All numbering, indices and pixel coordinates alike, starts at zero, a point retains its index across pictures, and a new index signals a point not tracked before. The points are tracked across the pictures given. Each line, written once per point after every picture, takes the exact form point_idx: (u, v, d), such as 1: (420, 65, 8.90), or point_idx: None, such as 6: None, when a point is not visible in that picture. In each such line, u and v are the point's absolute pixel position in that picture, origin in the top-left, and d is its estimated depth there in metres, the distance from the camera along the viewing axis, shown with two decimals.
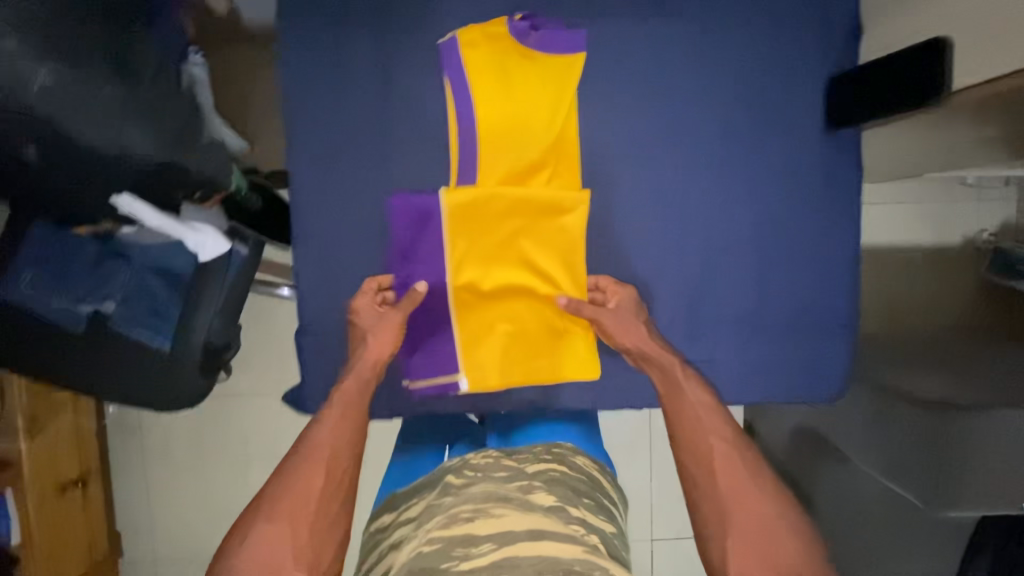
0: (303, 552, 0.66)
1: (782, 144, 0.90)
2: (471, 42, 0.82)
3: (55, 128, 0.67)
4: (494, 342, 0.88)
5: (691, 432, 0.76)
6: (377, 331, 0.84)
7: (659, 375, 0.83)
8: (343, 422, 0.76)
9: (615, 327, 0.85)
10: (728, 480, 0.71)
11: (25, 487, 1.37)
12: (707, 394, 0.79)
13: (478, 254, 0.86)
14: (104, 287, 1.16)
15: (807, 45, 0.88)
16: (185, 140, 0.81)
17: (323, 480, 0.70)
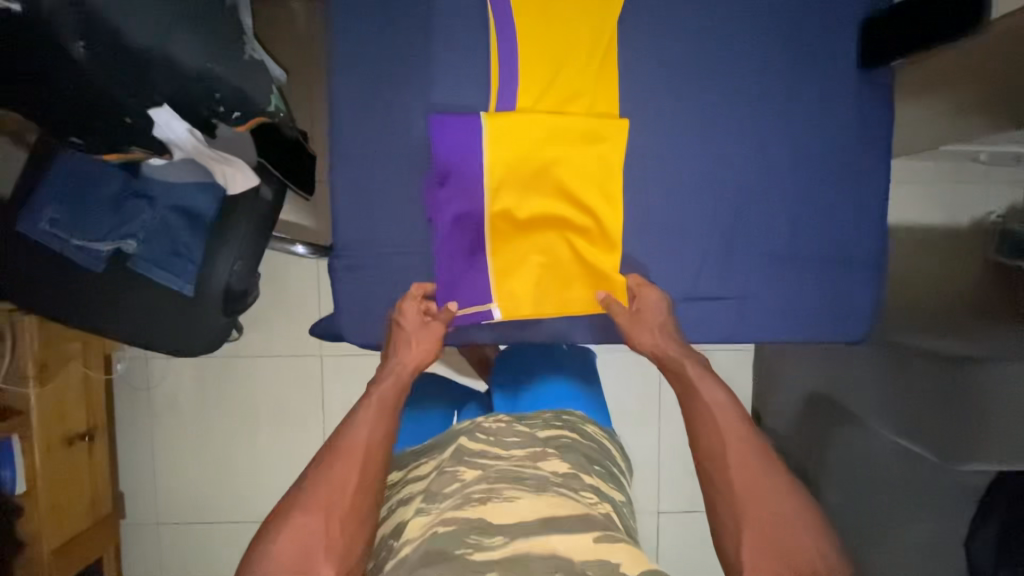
0: (333, 548, 0.69)
1: (807, 88, 0.94)
2: None
3: (104, 22, 0.67)
4: (529, 278, 0.93)
5: (709, 433, 0.78)
6: (419, 338, 0.89)
7: (676, 383, 0.85)
8: (379, 421, 0.78)
9: (633, 328, 0.90)
10: (745, 479, 0.73)
11: (32, 435, 1.36)
12: (723, 394, 0.81)
13: (515, 182, 0.89)
14: (124, 226, 1.14)
15: None
16: (228, 52, 0.81)
17: (356, 478, 0.73)
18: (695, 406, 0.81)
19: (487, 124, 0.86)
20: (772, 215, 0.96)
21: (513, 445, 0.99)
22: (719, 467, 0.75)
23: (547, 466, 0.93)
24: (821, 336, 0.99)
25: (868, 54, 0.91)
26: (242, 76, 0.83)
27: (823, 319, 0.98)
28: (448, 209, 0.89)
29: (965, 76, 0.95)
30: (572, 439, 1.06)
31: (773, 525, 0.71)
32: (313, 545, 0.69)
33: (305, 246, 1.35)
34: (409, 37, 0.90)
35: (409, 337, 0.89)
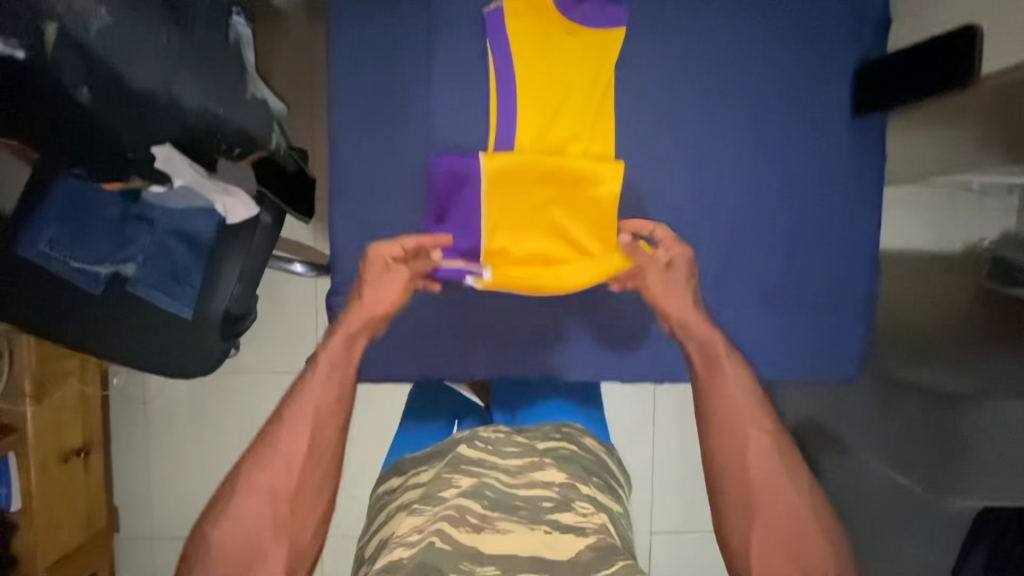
0: (280, 515, 0.81)
1: (803, 132, 0.96)
2: (516, 12, 0.88)
3: (109, 69, 0.68)
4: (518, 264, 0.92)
5: (727, 418, 0.87)
6: (384, 282, 0.90)
7: (698, 349, 0.92)
8: (332, 378, 0.87)
9: (661, 289, 0.93)
10: (762, 469, 0.84)
11: (28, 453, 1.36)
12: (747, 380, 0.88)
13: (512, 221, 0.90)
14: (123, 249, 1.15)
15: (829, 38, 0.94)
16: (232, 90, 0.82)
17: (306, 449, 0.83)
18: (715, 389, 0.89)
19: (484, 166, 0.88)
20: (765, 251, 0.98)
21: (512, 455, 1.02)
22: (734, 457, 0.85)
23: (542, 476, 0.97)
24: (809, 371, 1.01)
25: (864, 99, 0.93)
26: (243, 114, 0.83)
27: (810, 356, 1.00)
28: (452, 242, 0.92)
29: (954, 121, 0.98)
30: (572, 450, 1.10)
31: (787, 524, 0.82)
32: (259, 523, 0.80)
33: (304, 265, 1.36)
34: (408, 76, 0.92)
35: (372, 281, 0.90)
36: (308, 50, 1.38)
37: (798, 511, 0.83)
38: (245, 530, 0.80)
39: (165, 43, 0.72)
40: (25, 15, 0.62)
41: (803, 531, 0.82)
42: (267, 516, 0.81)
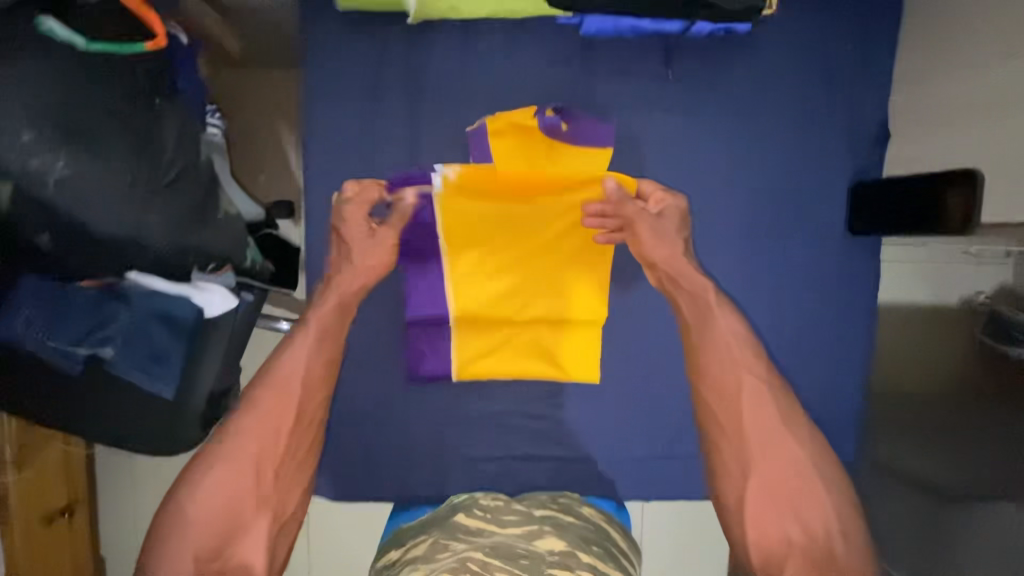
0: (265, 501, 0.82)
1: (796, 250, 0.92)
2: (499, 131, 0.82)
3: (68, 219, 0.65)
4: (485, 265, 0.84)
5: (724, 369, 0.84)
6: (363, 245, 0.84)
7: (689, 300, 0.86)
8: (316, 352, 0.85)
9: (650, 234, 0.82)
10: (758, 421, 0.82)
11: (12, 519, 1.30)
12: (741, 326, 0.85)
13: (477, 237, 0.82)
14: (98, 330, 0.95)
15: (834, 144, 0.89)
16: (203, 212, 0.78)
17: (291, 422, 0.84)
18: (708, 335, 0.86)
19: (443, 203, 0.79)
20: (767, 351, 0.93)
21: (514, 523, 0.80)
22: (729, 415, 0.84)
23: (543, 545, 0.75)
24: None
25: (854, 219, 0.89)
26: (218, 237, 0.80)
27: None
28: (420, 354, 0.90)
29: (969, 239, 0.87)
30: (572, 522, 0.83)
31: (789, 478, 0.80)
32: (243, 493, 0.81)
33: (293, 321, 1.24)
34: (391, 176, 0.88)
35: (353, 247, 0.84)
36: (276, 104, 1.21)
37: (795, 460, 0.81)
38: (223, 494, 0.80)
39: (131, 185, 0.69)
40: None
41: (805, 487, 0.81)
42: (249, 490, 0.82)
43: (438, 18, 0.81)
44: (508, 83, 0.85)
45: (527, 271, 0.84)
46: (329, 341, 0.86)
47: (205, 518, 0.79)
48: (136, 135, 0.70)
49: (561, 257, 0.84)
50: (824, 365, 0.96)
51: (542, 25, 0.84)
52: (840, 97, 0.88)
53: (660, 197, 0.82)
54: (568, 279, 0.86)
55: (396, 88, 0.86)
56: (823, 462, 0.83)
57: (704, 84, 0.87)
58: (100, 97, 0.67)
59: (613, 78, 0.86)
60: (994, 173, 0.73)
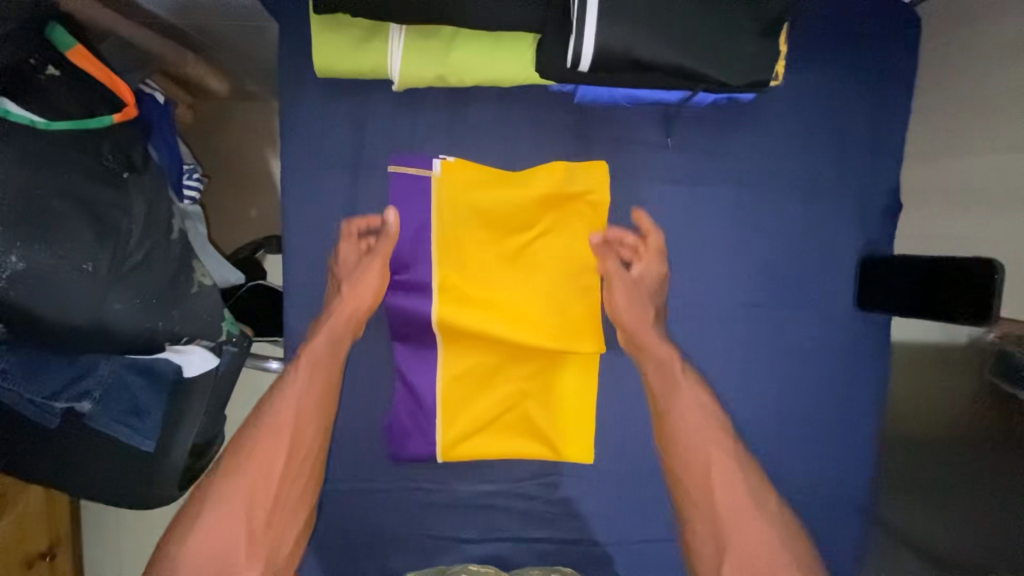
0: (256, 546, 0.73)
1: (807, 321, 0.86)
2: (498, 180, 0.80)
3: (25, 313, 0.61)
4: (486, 271, 0.82)
5: (691, 449, 0.78)
6: (354, 275, 0.80)
7: (657, 370, 0.81)
8: (309, 394, 0.78)
9: (621, 298, 0.81)
10: (726, 493, 0.75)
11: None
12: (705, 395, 0.80)
13: (472, 241, 0.81)
14: (76, 383, 0.88)
15: (844, 202, 0.84)
16: (174, 292, 0.73)
17: (283, 463, 0.76)
18: (676, 408, 0.80)
19: (438, 198, 0.79)
20: (773, 419, 0.87)
21: None
22: (701, 489, 0.77)
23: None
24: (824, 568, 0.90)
25: (863, 293, 0.84)
26: (190, 316, 0.75)
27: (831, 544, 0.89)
28: (405, 433, 0.83)
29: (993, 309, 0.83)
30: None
31: (755, 554, 0.72)
32: (233, 539, 0.71)
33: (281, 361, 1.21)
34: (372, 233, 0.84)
35: (349, 274, 0.80)
36: (265, 144, 1.17)
37: (773, 552, 0.72)
38: (212, 541, 0.71)
39: (91, 272, 0.64)
40: None
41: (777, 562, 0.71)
42: (242, 528, 0.72)
43: (425, 85, 0.78)
44: (499, 148, 0.82)
45: (508, 292, 0.82)
46: (321, 375, 0.78)
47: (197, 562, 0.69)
48: (97, 218, 0.66)
49: (560, 266, 0.82)
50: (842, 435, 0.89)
51: (536, 91, 0.81)
52: (853, 164, 0.83)
53: (640, 259, 0.82)
54: (550, 304, 0.82)
55: (382, 145, 0.82)
56: (794, 539, 0.75)
57: (706, 151, 0.82)
58: (64, 177, 0.64)
59: (610, 142, 0.82)
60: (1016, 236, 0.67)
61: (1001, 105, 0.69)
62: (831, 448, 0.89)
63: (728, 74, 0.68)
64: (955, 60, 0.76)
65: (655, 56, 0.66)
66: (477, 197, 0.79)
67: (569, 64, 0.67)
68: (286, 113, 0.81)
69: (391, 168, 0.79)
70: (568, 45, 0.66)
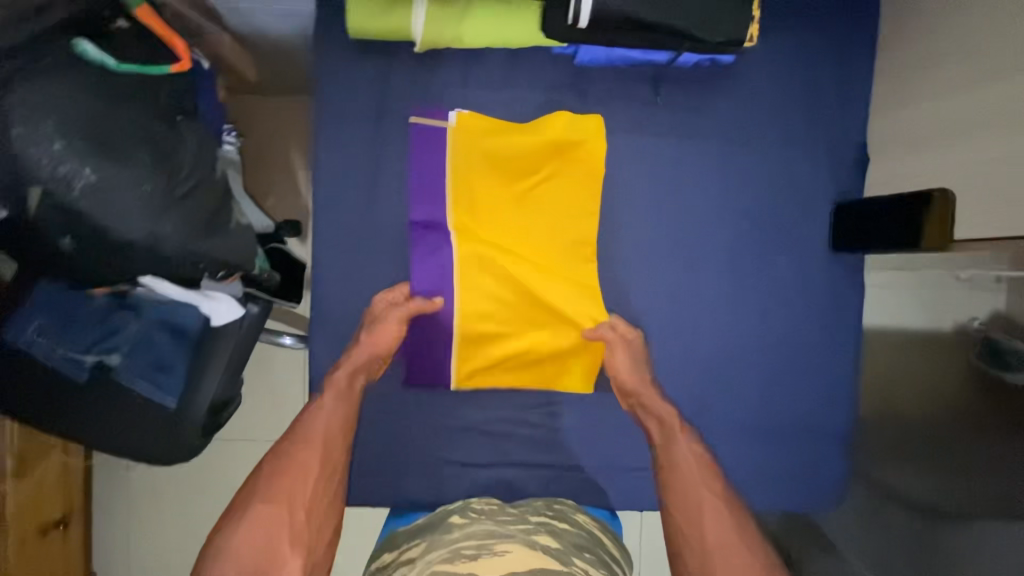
0: (300, 535, 0.77)
1: (784, 263, 0.96)
2: (507, 129, 0.90)
3: (92, 223, 0.69)
4: (495, 211, 0.90)
5: (687, 489, 0.83)
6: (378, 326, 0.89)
7: (656, 424, 0.89)
8: (337, 415, 0.86)
9: (625, 364, 0.89)
10: (717, 532, 0.79)
11: (8, 529, 1.33)
12: (701, 447, 0.87)
13: (484, 184, 0.90)
14: (109, 339, 1.07)
15: (813, 154, 0.94)
16: (217, 221, 0.82)
17: (317, 467, 0.83)
18: (673, 457, 0.86)
19: (453, 144, 0.89)
20: (746, 352, 0.97)
21: (508, 521, 0.83)
22: (692, 524, 0.80)
23: (540, 540, 0.78)
24: (792, 493, 1.00)
25: (838, 234, 0.93)
26: (233, 244, 0.84)
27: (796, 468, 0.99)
28: (422, 358, 0.92)
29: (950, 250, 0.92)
30: (564, 528, 0.84)
31: None
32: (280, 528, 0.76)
33: (292, 336, 1.31)
34: (391, 182, 0.94)
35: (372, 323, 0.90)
36: (290, 131, 1.28)
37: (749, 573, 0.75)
38: (261, 533, 0.75)
39: (150, 192, 0.72)
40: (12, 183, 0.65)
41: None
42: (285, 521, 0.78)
43: (443, 47, 0.89)
44: (506, 104, 0.92)
45: (517, 229, 0.90)
46: (345, 400, 0.88)
47: (242, 554, 0.73)
48: (155, 145, 0.74)
49: (564, 205, 0.91)
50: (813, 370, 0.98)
51: (539, 53, 0.92)
52: (822, 119, 0.93)
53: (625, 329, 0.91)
54: (564, 243, 0.91)
55: (402, 102, 0.93)
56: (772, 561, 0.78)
57: (691, 108, 0.92)
58: (130, 109, 0.73)
59: (605, 100, 0.92)
60: (961, 170, 0.77)
61: (946, 60, 0.79)
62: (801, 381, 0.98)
63: (710, 32, 0.78)
64: (907, 25, 0.86)
65: (644, 14, 0.76)
66: (488, 143, 0.89)
67: (570, 21, 0.77)
68: (318, 73, 0.92)
69: (412, 119, 0.89)
70: (570, 4, 0.76)
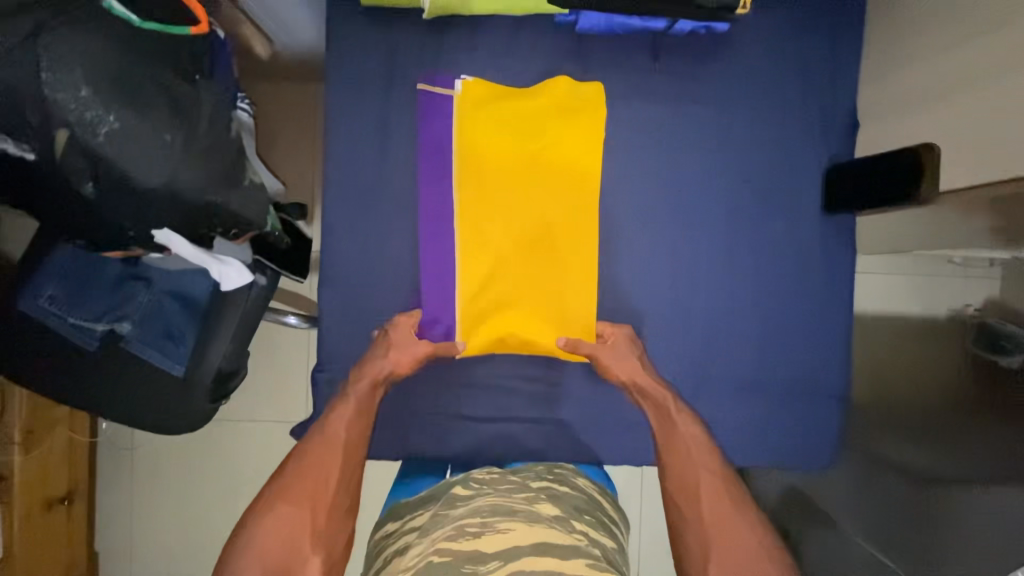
0: (320, 536, 0.77)
1: (778, 225, 0.99)
2: (508, 94, 0.93)
3: (114, 169, 0.73)
4: (497, 172, 0.93)
5: (684, 470, 0.84)
6: (399, 351, 0.92)
7: (653, 407, 0.91)
8: (356, 420, 0.88)
9: (612, 361, 0.92)
10: (714, 510, 0.80)
11: (13, 502, 1.35)
12: (698, 428, 0.88)
13: (485, 146, 0.92)
14: (120, 307, 1.09)
15: (806, 119, 0.98)
16: (229, 177, 0.86)
17: (338, 470, 0.83)
18: (670, 439, 0.87)
19: (457, 108, 0.92)
20: (741, 313, 1.00)
21: (509, 491, 0.84)
22: (691, 504, 0.81)
23: (542, 509, 0.80)
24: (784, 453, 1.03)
25: (829, 195, 0.97)
26: (245, 200, 0.88)
27: (790, 428, 1.02)
28: (428, 315, 0.95)
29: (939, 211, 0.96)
30: (564, 491, 0.88)
31: (737, 559, 0.75)
32: (300, 528, 0.76)
33: (297, 316, 1.35)
34: (399, 146, 0.98)
35: (390, 345, 0.92)
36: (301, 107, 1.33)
37: (747, 548, 0.76)
38: (281, 532, 0.75)
39: (169, 143, 0.76)
40: (38, 123, 0.68)
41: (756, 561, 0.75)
42: (306, 522, 0.77)
43: (451, 13, 0.93)
44: (511, 70, 0.97)
45: (519, 191, 0.93)
46: (365, 410, 0.89)
47: (264, 552, 0.73)
48: (175, 99, 0.77)
49: (564, 168, 0.93)
50: (808, 332, 1.01)
51: (542, 21, 0.96)
52: (815, 86, 0.97)
53: (612, 330, 0.95)
54: (564, 208, 0.94)
55: (411, 68, 0.97)
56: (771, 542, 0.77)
57: (689, 74, 0.96)
58: (152, 63, 0.76)
59: (605, 66, 0.96)
60: (946, 129, 0.81)
61: (933, 23, 0.83)
62: (796, 343, 1.01)
63: None
64: None
65: None
66: (488, 106, 0.92)
67: None
68: (331, 40, 0.96)
69: (420, 85, 0.93)
70: None
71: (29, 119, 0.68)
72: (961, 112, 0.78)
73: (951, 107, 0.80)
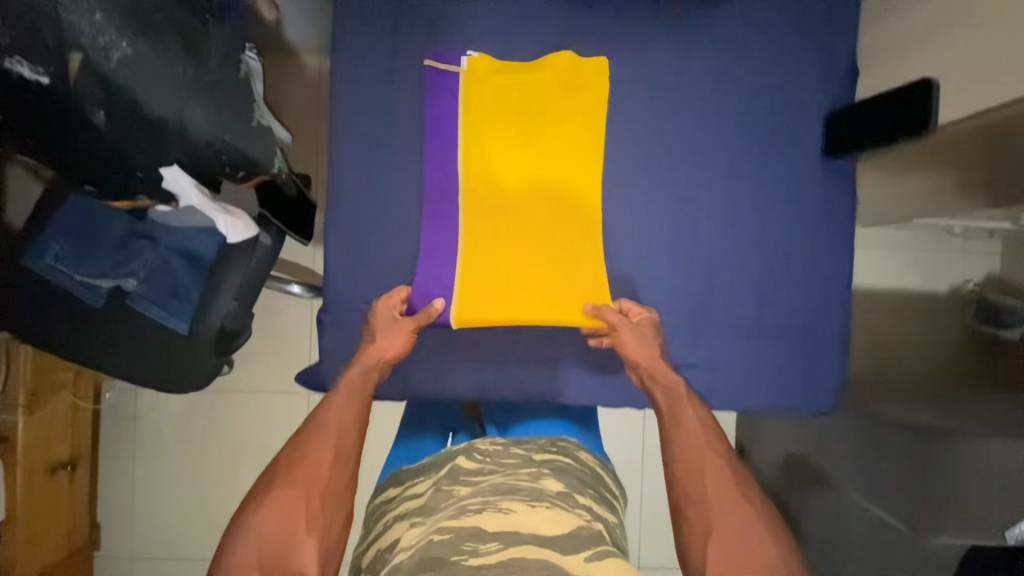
0: (316, 519, 0.73)
1: (779, 172, 1.01)
2: (513, 68, 0.95)
3: (127, 96, 0.74)
4: (502, 147, 0.95)
5: (691, 446, 0.81)
6: (388, 333, 0.94)
7: (664, 393, 0.91)
8: (350, 405, 0.86)
9: (631, 341, 0.93)
10: (719, 490, 0.75)
11: (16, 466, 1.34)
12: (707, 412, 0.88)
13: (489, 121, 0.94)
14: (127, 263, 1.04)
15: (807, 66, 0.99)
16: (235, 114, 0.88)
17: (334, 452, 0.79)
18: (679, 421, 0.86)
19: (462, 81, 0.94)
20: (743, 260, 1.01)
21: (512, 466, 0.84)
22: (694, 480, 0.77)
23: (546, 486, 0.79)
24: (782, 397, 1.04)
25: (830, 141, 0.99)
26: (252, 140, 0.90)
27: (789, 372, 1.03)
28: (430, 267, 0.95)
29: (938, 155, 0.98)
30: (568, 464, 0.89)
31: (739, 536, 0.71)
32: (297, 511, 0.72)
33: (300, 285, 1.34)
34: (406, 92, 0.99)
35: (379, 329, 0.94)
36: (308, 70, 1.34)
37: (750, 527, 0.72)
38: (278, 519, 0.71)
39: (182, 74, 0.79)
40: (52, 44, 0.66)
41: (757, 537, 0.71)
42: (301, 509, 0.73)
43: None
44: (518, 18, 0.98)
45: (523, 165, 0.94)
46: (357, 395, 0.88)
47: (262, 537, 0.70)
48: (185, 32, 0.80)
49: (567, 143, 0.95)
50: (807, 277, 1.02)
51: None
52: (817, 34, 0.99)
53: (637, 311, 0.96)
54: (567, 183, 0.95)
55: (420, 16, 0.99)
56: (774, 522, 0.74)
57: (693, 21, 0.98)
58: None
59: (611, 13, 0.98)
60: (943, 66, 0.83)
61: None
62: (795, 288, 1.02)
63: None
64: None
65: None
66: (491, 79, 0.94)
67: None
68: None
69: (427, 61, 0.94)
70: None
71: (42, 39, 0.66)
72: (957, 47, 0.80)
73: (949, 43, 0.82)
